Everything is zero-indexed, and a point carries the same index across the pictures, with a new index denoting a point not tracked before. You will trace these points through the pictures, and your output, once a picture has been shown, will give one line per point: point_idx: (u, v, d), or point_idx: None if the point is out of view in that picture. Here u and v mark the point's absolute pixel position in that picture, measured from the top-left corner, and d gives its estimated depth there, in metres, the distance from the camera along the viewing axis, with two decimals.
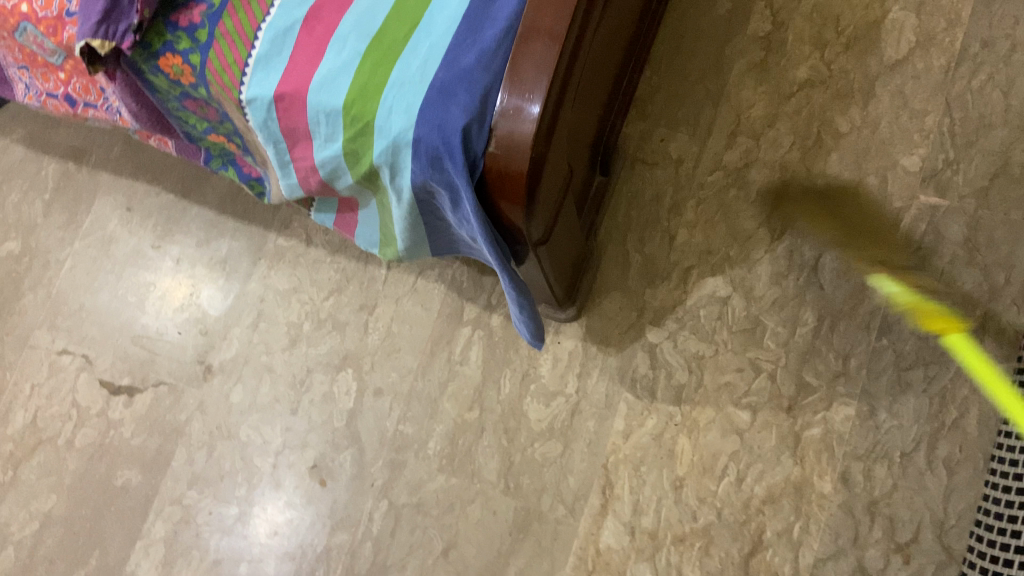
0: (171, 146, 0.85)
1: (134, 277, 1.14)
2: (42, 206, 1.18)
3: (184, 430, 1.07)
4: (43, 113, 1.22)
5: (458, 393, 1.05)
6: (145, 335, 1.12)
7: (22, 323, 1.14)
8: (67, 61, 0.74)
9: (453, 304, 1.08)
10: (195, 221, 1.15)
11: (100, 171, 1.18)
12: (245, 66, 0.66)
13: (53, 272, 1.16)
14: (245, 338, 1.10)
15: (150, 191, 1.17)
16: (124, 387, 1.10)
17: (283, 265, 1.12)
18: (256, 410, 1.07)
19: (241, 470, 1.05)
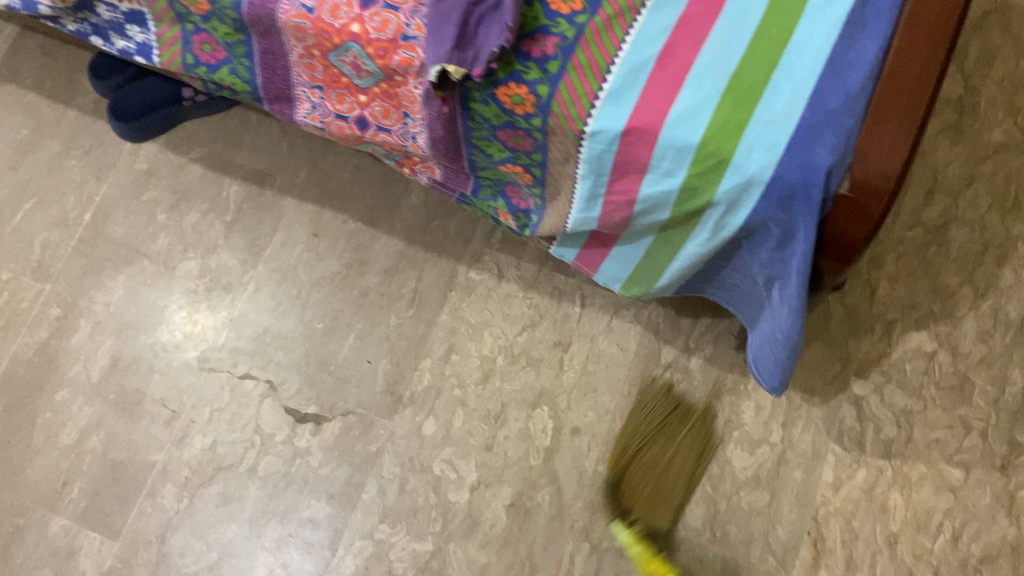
0: (438, 173, 0.85)
1: (319, 304, 1.13)
2: (222, 227, 1.17)
3: (375, 462, 1.06)
4: (221, 133, 1.21)
5: (658, 437, 1.04)
6: (334, 361, 1.10)
7: (201, 345, 1.11)
8: (379, 84, 0.74)
9: (649, 347, 1.08)
10: (383, 251, 1.15)
11: (285, 196, 1.18)
12: (595, 99, 0.66)
13: (234, 294, 1.14)
14: (436, 370, 1.09)
15: (337, 219, 1.16)
16: (310, 415, 1.08)
17: (474, 298, 1.12)
18: (449, 443, 1.06)
19: (435, 505, 1.03)
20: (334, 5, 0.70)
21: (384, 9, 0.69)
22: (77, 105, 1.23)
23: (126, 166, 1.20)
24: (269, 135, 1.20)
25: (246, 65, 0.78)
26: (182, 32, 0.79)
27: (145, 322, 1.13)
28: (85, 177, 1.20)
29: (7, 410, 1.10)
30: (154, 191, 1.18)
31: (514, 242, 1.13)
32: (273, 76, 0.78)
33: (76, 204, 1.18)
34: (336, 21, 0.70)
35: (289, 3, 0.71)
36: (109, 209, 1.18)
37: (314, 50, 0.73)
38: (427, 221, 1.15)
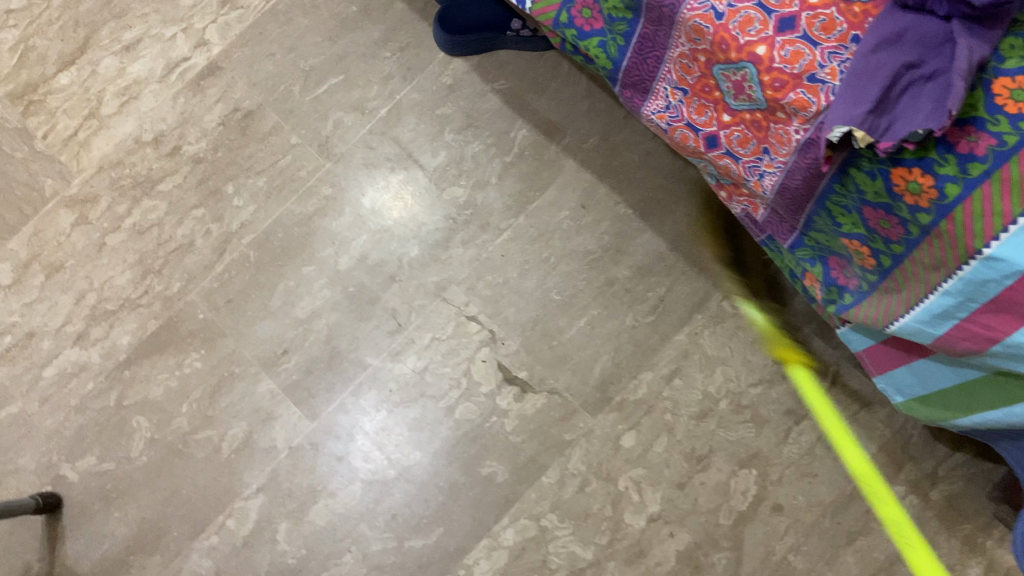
0: (761, 213, 0.78)
1: (564, 276, 1.10)
2: (500, 166, 1.15)
3: (564, 451, 1.03)
4: (530, 72, 1.18)
5: (864, 553, 0.96)
6: (558, 338, 1.08)
7: (442, 273, 1.13)
8: (754, 112, 0.68)
9: (889, 456, 0.98)
10: (644, 247, 1.09)
11: (567, 156, 1.14)
12: (1011, 222, 0.57)
13: (489, 235, 1.13)
14: (654, 387, 1.04)
15: (611, 197, 1.12)
16: (519, 379, 1.07)
17: (720, 330, 1.05)
18: (642, 464, 1.02)
19: (609, 519, 1.01)
20: (747, 19, 0.63)
21: (800, 41, 0.62)
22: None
23: (433, 75, 1.20)
24: (575, 90, 1.16)
25: (618, 44, 0.75)
26: None
27: (401, 232, 1.15)
28: (394, 73, 1.20)
29: (258, 265, 1.16)
30: (449, 108, 1.18)
31: (784, 288, 1.05)
32: (641, 63, 0.74)
33: (378, 95, 1.20)
34: (741, 37, 0.64)
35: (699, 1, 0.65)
36: (403, 112, 1.19)
37: (701, 56, 0.68)
38: (699, 232, 1.08)
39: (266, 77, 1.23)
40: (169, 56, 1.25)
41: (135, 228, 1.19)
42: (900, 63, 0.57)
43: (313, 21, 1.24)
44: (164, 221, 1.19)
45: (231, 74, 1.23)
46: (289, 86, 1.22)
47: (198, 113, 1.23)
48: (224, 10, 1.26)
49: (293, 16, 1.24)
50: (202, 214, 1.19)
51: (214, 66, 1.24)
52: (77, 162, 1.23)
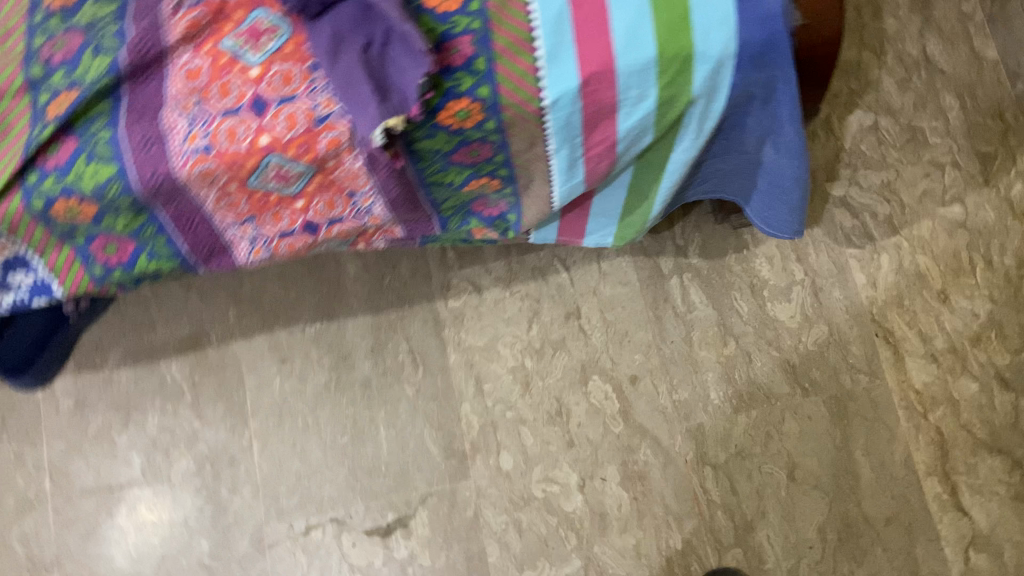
0: (401, 234, 0.78)
1: (332, 419, 1.05)
2: (189, 409, 1.06)
3: (480, 523, 1.01)
4: (124, 323, 1.09)
5: (706, 337, 1.04)
6: (382, 462, 1.03)
7: (246, 531, 1.02)
8: (313, 180, 0.67)
9: (647, 267, 1.07)
10: (357, 335, 1.07)
11: (229, 343, 1.08)
12: (537, 71, 0.62)
13: (246, 462, 1.04)
14: (479, 408, 1.04)
15: (294, 332, 1.08)
16: (394, 522, 1.01)
17: (469, 323, 1.07)
18: (535, 463, 1.02)
19: (560, 524, 1.00)
20: (230, 129, 0.63)
21: (283, 105, 0.63)
22: None
23: (52, 413, 1.06)
24: (174, 297, 1.10)
25: (162, 242, 0.70)
26: (75, 249, 0.69)
27: (177, 546, 1.02)
28: (20, 449, 1.05)
29: None
30: (99, 418, 1.06)
31: (469, 251, 1.09)
32: (195, 236, 0.70)
33: (27, 480, 1.04)
34: (241, 143, 0.63)
35: (181, 153, 0.63)
36: (66, 464, 1.04)
37: (231, 186, 0.66)
38: (378, 282, 1.09)
39: None
40: None
41: None
42: (359, 52, 0.61)
43: None
44: None
45: None
46: None
47: None
48: None
49: None
50: None
51: None
52: None
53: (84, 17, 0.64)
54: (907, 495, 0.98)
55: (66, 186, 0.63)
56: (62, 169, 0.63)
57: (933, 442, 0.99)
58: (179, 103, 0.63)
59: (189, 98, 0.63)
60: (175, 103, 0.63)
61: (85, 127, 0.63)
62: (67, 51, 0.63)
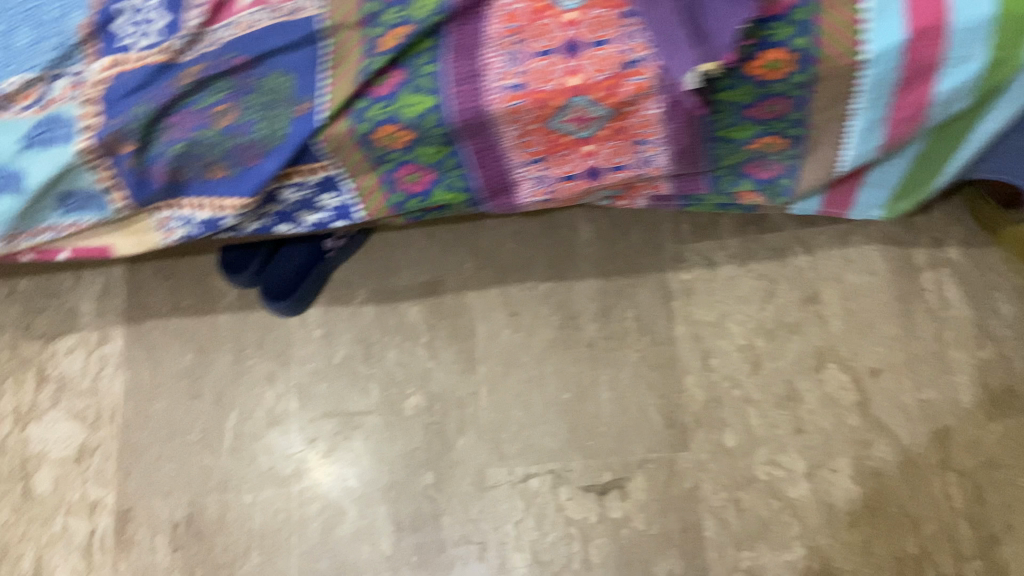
0: (669, 188, 0.79)
1: (557, 375, 1.08)
2: (425, 349, 1.13)
3: (699, 496, 1.00)
4: (372, 264, 1.17)
5: (960, 337, 0.98)
6: (601, 422, 1.05)
7: (469, 468, 1.07)
8: (607, 125, 0.69)
9: (897, 258, 1.02)
10: (586, 297, 1.10)
11: (464, 293, 1.14)
12: (859, 23, 0.60)
13: (472, 405, 1.09)
14: (705, 381, 1.03)
15: (525, 289, 1.12)
16: (610, 482, 1.03)
17: (700, 297, 1.06)
18: (760, 444, 1.00)
19: (783, 509, 0.98)
20: (543, 69, 0.66)
21: (597, 48, 0.65)
22: (223, 306, 1.19)
23: (304, 338, 1.16)
24: (418, 244, 1.17)
25: (457, 176, 0.75)
26: (381, 176, 0.76)
27: (404, 474, 1.08)
28: (272, 368, 1.16)
29: None
30: (344, 348, 1.15)
31: (705, 225, 1.07)
32: (488, 172, 0.74)
33: (278, 397, 1.14)
34: (552, 82, 0.66)
35: (497, 89, 0.67)
36: (312, 385, 1.14)
37: (534, 125, 0.69)
38: (611, 247, 1.10)
39: (174, 481, 1.13)
40: (79, 543, 1.13)
41: None
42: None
43: (166, 397, 1.16)
44: None
45: (140, 504, 1.13)
46: (201, 463, 1.13)
47: (147, 564, 1.11)
48: (83, 462, 1.16)
49: (145, 412, 1.16)
50: None
51: (124, 513, 1.13)
52: None
53: None
54: None
55: (392, 114, 0.69)
56: (387, 98, 0.68)
57: None
58: (499, 42, 0.66)
59: (509, 38, 0.66)
60: (495, 43, 0.66)
61: (413, 61, 0.67)
62: None
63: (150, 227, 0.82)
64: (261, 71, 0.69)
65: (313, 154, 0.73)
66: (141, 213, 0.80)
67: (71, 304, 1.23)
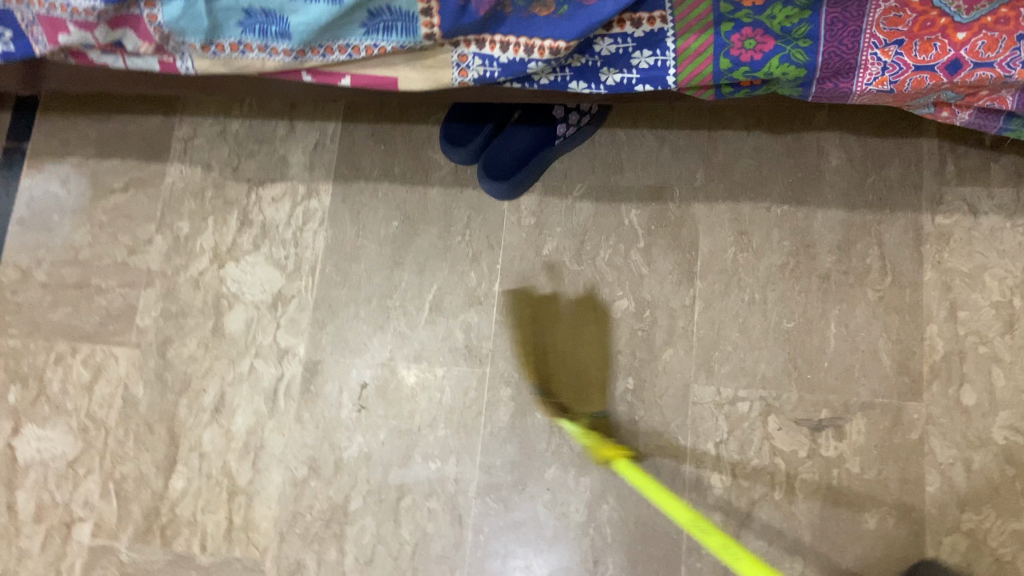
0: (1013, 103, 0.73)
1: (782, 302, 1.03)
2: (641, 254, 1.08)
3: (925, 449, 0.94)
4: (595, 160, 1.13)
5: None
6: (825, 357, 0.99)
7: (675, 382, 1.03)
8: (995, 10, 0.65)
9: None
10: (826, 227, 1.03)
11: (691, 204, 1.08)
12: None
13: (685, 319, 1.05)
14: (949, 332, 0.97)
15: (759, 209, 1.06)
16: (826, 420, 0.98)
17: (956, 245, 0.99)
18: (1002, 407, 0.94)
19: (1018, 477, 0.92)
20: None
21: None
22: (436, 179, 1.16)
23: (514, 224, 1.13)
24: (646, 147, 1.11)
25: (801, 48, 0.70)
26: (715, 37, 0.71)
27: (603, 375, 1.05)
28: (479, 249, 1.13)
29: (503, 505, 1.03)
30: (556, 241, 1.11)
31: (973, 169, 1.01)
32: (838, 48, 0.69)
33: (482, 278, 1.12)
34: None
35: None
36: (519, 272, 1.11)
37: None
38: (861, 178, 1.03)
39: (368, 341, 1.12)
40: (263, 386, 1.14)
41: (359, 560, 1.06)
42: None
43: (368, 259, 1.16)
44: (382, 533, 1.06)
45: (331, 359, 1.13)
46: (397, 328, 1.12)
47: (332, 418, 1.11)
48: (278, 309, 1.16)
49: (346, 271, 1.16)
50: (412, 499, 1.06)
51: (313, 365, 1.13)
52: (255, 540, 1.09)
53: None
54: None
55: None
56: None
57: None
58: None
59: None
60: None
61: None
62: None
63: (445, 63, 0.80)
64: None
65: None
66: (446, 41, 0.77)
67: (281, 152, 1.22)
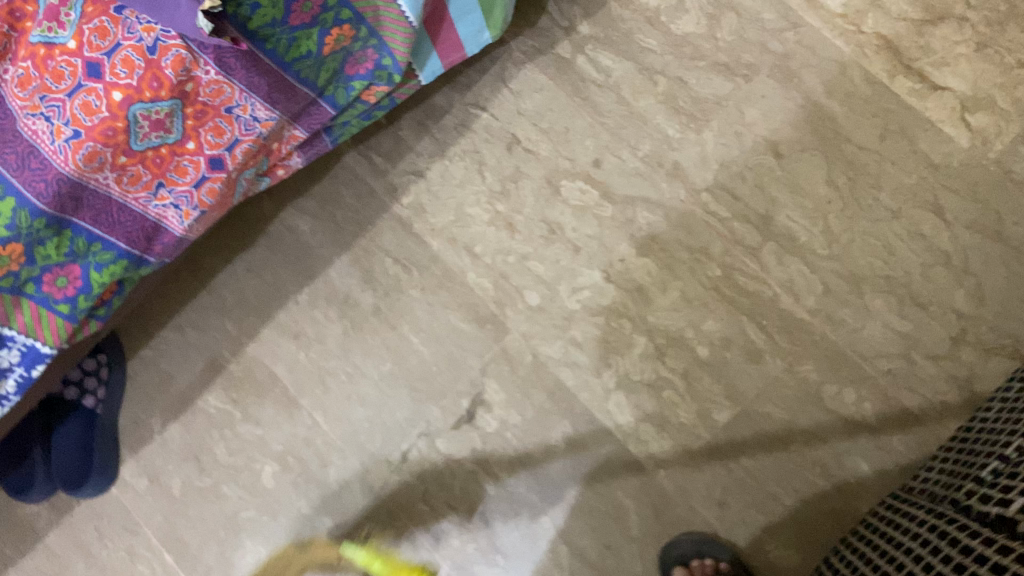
0: (301, 133, 0.79)
1: (368, 356, 1.07)
2: (246, 422, 1.08)
3: (542, 360, 1.02)
4: (147, 388, 1.11)
5: (636, 87, 1.04)
6: (431, 364, 1.05)
7: (356, 487, 1.04)
8: (185, 115, 0.68)
9: (551, 62, 1.06)
10: (345, 277, 1.09)
11: (243, 350, 1.09)
12: None
13: (319, 436, 1.06)
14: (483, 269, 1.05)
15: (291, 308, 1.09)
16: (471, 405, 1.03)
17: (431, 206, 1.08)
18: (557, 283, 1.03)
19: (609, 319, 1.01)
20: (83, 104, 0.63)
21: (113, 56, 0.63)
22: (46, 523, 1.11)
23: (135, 496, 1.09)
24: (174, 342, 1.11)
25: (100, 250, 0.71)
26: (33, 301, 0.70)
27: (304, 537, 1.04)
28: (128, 542, 1.08)
29: None
30: (176, 477, 1.08)
31: (393, 147, 1.10)
32: (125, 226, 0.71)
33: (150, 561, 1.07)
34: (100, 111, 0.63)
35: (58, 152, 0.64)
36: (172, 528, 1.07)
37: (120, 159, 0.67)
38: (333, 221, 1.10)
39: None
40: None
41: None
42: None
43: None
44: None
45: None
46: None
47: None
48: None
49: None
50: None
51: None
52: None
53: None
54: (885, 106, 0.99)
55: None
56: None
57: (880, 48, 1.00)
58: (28, 109, 0.64)
59: (34, 100, 0.64)
60: (25, 111, 0.64)
61: None
62: None
63: None
64: None
65: None
66: None
67: None
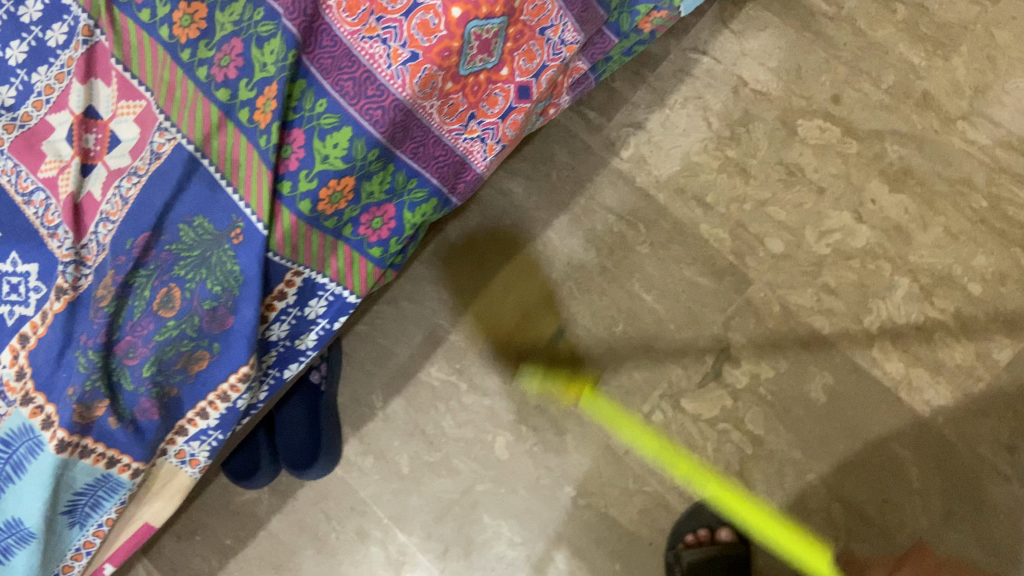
0: (585, 65, 0.75)
1: (598, 318, 1.01)
2: (474, 393, 1.04)
3: (793, 309, 0.97)
4: (364, 363, 1.07)
5: (871, 18, 1.00)
6: (667, 321, 0.99)
7: (599, 452, 1.00)
8: (507, 37, 0.64)
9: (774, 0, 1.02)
10: (564, 238, 1.03)
11: (463, 320, 1.05)
12: None
13: (553, 402, 1.02)
14: (717, 218, 1.00)
15: (510, 274, 1.04)
16: (718, 362, 0.98)
17: (653, 156, 1.03)
18: (801, 228, 0.98)
19: (864, 261, 0.96)
20: (421, 23, 0.59)
21: None
22: (267, 511, 1.06)
23: (362, 476, 1.05)
24: (389, 316, 1.07)
25: (415, 188, 0.69)
26: (350, 244, 0.68)
27: (548, 508, 1.00)
28: (357, 524, 1.04)
29: None
30: (404, 454, 1.04)
31: (607, 101, 1.04)
32: (438, 163, 0.69)
33: (383, 542, 1.03)
34: (439, 30, 0.59)
35: (394, 79, 0.60)
36: (407, 507, 1.03)
37: (447, 87, 0.63)
38: (548, 182, 1.04)
39: None
40: None
41: None
42: None
43: None
44: None
45: None
46: None
47: None
48: None
49: None
50: None
51: None
52: None
53: (226, 27, 0.59)
54: None
55: (321, 172, 0.61)
56: (307, 160, 0.61)
57: None
58: (363, 33, 0.60)
59: (368, 22, 0.59)
60: (359, 35, 0.60)
61: (301, 111, 0.60)
62: (237, 61, 0.59)
63: (171, 470, 0.71)
64: (173, 220, 0.59)
65: (277, 270, 0.63)
66: (160, 453, 0.67)
67: None
